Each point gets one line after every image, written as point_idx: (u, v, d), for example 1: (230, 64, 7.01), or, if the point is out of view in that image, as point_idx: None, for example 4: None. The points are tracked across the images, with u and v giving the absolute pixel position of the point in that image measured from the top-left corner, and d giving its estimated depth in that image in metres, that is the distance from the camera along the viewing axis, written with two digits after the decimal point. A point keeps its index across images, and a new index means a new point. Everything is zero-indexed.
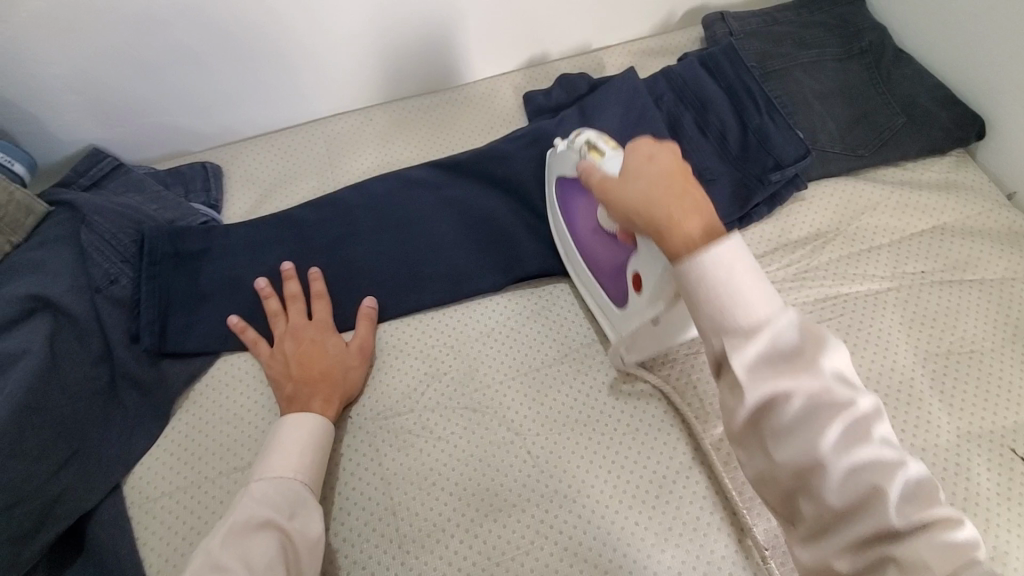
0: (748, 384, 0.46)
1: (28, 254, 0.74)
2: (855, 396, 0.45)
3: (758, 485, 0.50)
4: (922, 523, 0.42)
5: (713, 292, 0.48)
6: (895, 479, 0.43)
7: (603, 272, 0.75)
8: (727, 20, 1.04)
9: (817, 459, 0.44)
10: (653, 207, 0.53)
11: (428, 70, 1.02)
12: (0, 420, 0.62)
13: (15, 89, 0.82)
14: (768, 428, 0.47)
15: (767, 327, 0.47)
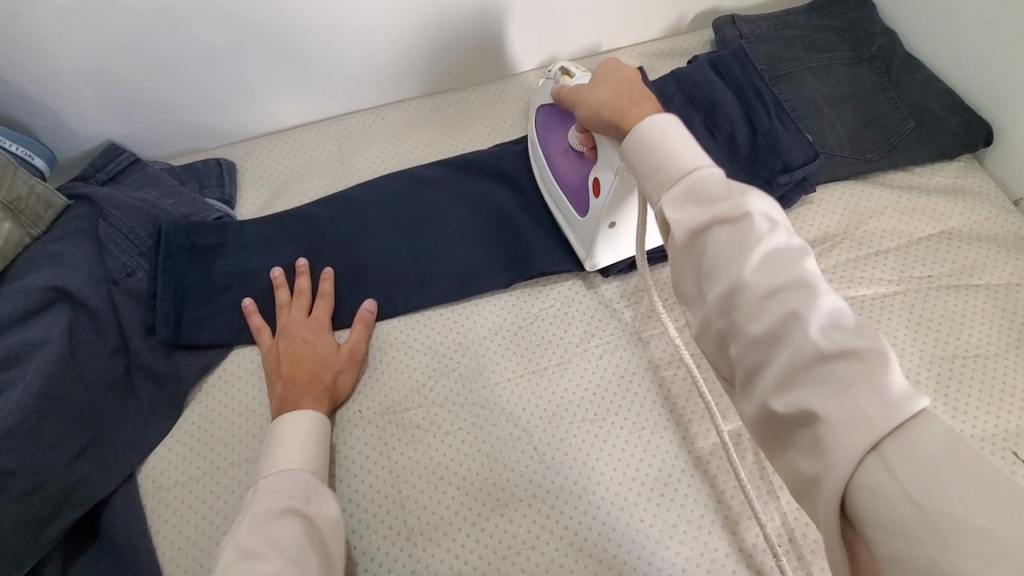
0: (676, 218, 0.49)
1: (48, 247, 0.75)
2: (773, 232, 0.46)
3: (704, 344, 0.50)
4: (850, 358, 0.40)
5: (649, 151, 0.53)
6: (821, 311, 0.42)
7: (569, 189, 0.81)
8: (738, 23, 1.05)
9: (738, 283, 0.45)
10: (611, 97, 0.63)
11: (439, 69, 1.03)
12: (21, 408, 0.64)
13: (36, 85, 0.84)
14: (700, 268, 0.48)
15: (693, 171, 0.50)
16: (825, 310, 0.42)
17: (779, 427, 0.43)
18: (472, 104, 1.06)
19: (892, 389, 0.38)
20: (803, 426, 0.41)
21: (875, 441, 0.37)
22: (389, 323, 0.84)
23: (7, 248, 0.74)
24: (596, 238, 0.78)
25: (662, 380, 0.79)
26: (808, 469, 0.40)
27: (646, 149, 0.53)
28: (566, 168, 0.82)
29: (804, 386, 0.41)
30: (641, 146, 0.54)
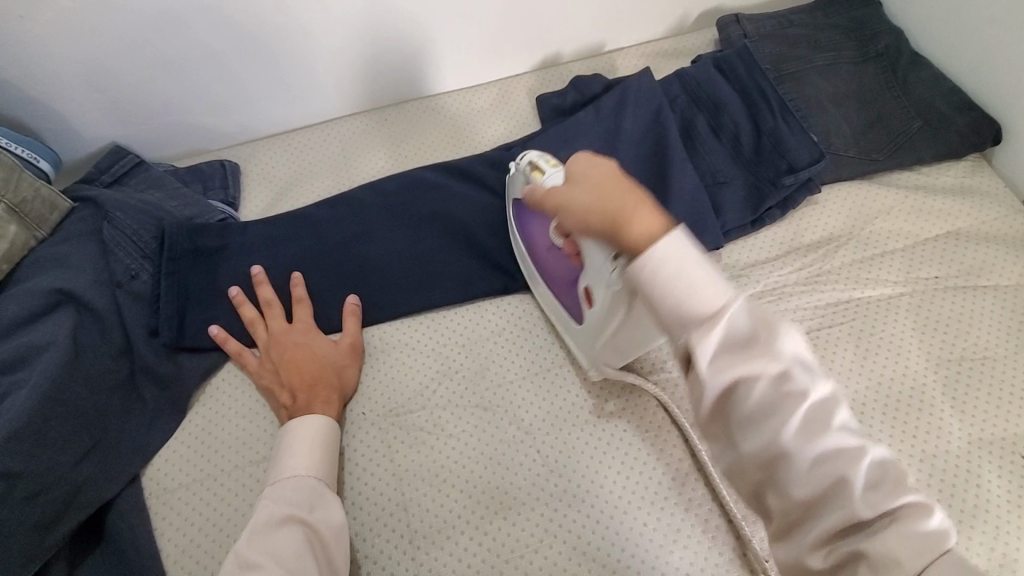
0: (711, 378, 0.44)
1: (53, 249, 0.76)
2: (811, 382, 0.44)
3: (727, 477, 0.49)
4: (891, 515, 0.41)
5: (668, 288, 0.46)
6: (860, 467, 0.42)
7: (565, 289, 0.75)
8: (742, 22, 1.04)
9: (782, 450, 0.43)
10: (603, 204, 0.54)
11: (442, 70, 1.03)
12: (26, 411, 0.64)
13: (40, 88, 0.85)
14: (733, 418, 0.45)
15: (721, 317, 0.45)
16: (862, 461, 0.43)
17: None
18: (475, 105, 1.05)
19: (932, 543, 0.40)
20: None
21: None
22: (392, 325, 0.84)
23: (12, 251, 0.74)
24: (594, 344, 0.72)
25: (667, 382, 0.78)
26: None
27: (666, 288, 0.46)
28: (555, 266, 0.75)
29: (851, 546, 0.42)
30: (661, 288, 0.46)
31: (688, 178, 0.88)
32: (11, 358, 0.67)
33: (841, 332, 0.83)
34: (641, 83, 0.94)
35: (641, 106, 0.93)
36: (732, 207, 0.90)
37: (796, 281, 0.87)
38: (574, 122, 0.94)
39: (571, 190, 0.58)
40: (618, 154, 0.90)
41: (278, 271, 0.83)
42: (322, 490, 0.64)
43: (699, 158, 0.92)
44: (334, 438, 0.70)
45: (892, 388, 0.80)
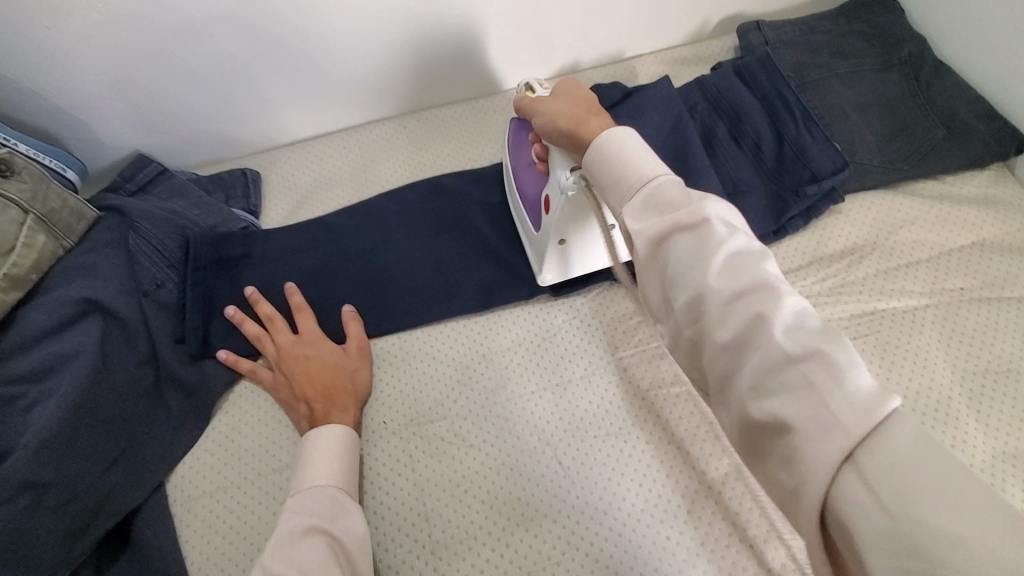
0: (639, 230, 0.50)
1: (80, 258, 0.76)
2: (730, 237, 0.47)
3: (676, 354, 0.51)
4: (815, 357, 0.41)
5: (608, 162, 0.55)
6: (779, 309, 0.43)
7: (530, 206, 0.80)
8: (763, 29, 1.04)
9: (704, 290, 0.46)
10: (567, 112, 0.64)
11: (462, 77, 1.03)
12: (57, 419, 0.65)
13: (67, 98, 0.86)
14: (665, 276, 0.49)
15: (650, 180, 0.51)
16: (785, 310, 0.44)
17: (756, 433, 0.43)
18: (492, 113, 1.06)
19: (862, 395, 0.38)
20: (777, 435, 0.41)
21: (850, 457, 0.37)
22: (413, 334, 0.84)
23: (41, 260, 0.73)
24: (551, 251, 0.78)
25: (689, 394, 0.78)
26: (790, 477, 0.40)
27: (606, 160, 0.55)
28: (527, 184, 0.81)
29: (773, 389, 0.42)
30: (604, 157, 0.55)
31: (710, 186, 0.87)
32: (40, 366, 0.68)
33: (865, 344, 0.82)
34: (661, 91, 0.94)
35: (662, 112, 0.92)
36: (754, 217, 0.89)
37: (819, 292, 0.86)
38: None
39: (550, 102, 0.68)
40: None
41: (300, 280, 0.83)
42: (346, 502, 0.63)
43: (721, 167, 0.92)
44: (354, 448, 0.70)
45: (917, 401, 0.79)
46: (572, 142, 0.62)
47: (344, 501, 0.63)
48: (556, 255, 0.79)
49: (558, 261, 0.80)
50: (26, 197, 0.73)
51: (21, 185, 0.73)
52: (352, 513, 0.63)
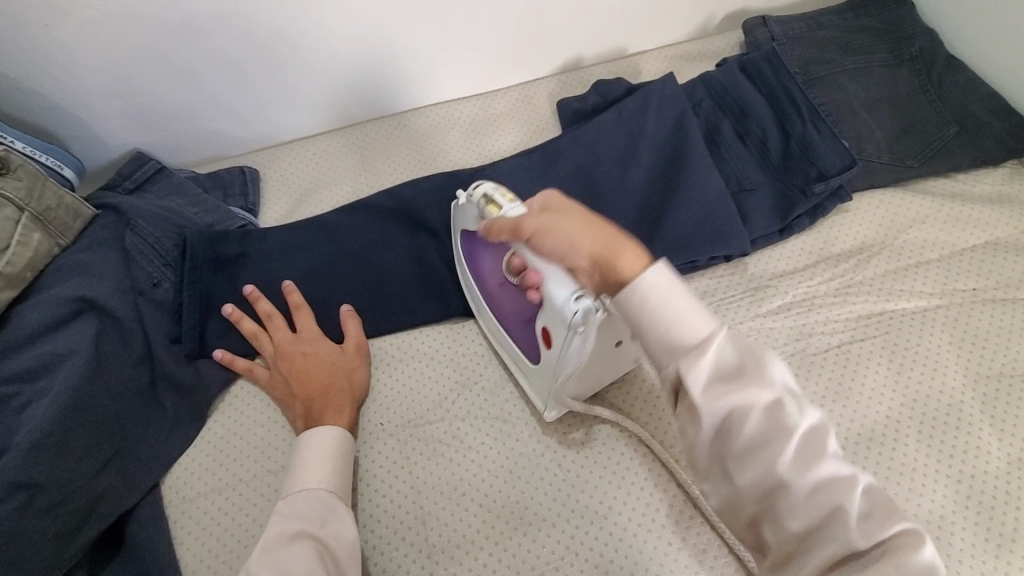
0: (704, 406, 0.45)
1: (76, 257, 0.75)
2: (802, 413, 0.45)
3: (723, 512, 0.49)
4: (881, 540, 0.42)
5: (654, 317, 0.47)
6: (853, 494, 0.43)
7: (527, 328, 0.71)
8: (769, 24, 1.02)
9: (778, 482, 0.44)
10: (577, 245, 0.54)
11: (463, 75, 1.02)
12: (50, 419, 0.64)
13: (64, 96, 0.85)
14: (724, 451, 0.46)
15: (708, 345, 0.46)
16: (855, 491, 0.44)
17: None
18: (493, 110, 1.04)
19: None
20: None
21: None
22: (411, 334, 0.83)
23: (36, 258, 0.72)
24: (555, 387, 0.69)
25: None
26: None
27: (651, 315, 0.47)
28: (514, 305, 0.72)
29: None
30: (634, 307, 0.48)
31: (714, 184, 0.85)
32: (33, 366, 0.67)
33: (873, 346, 0.80)
34: (665, 87, 0.92)
35: (666, 109, 0.91)
36: (760, 215, 0.87)
37: (827, 292, 0.84)
38: (597, 126, 0.92)
39: (543, 228, 0.56)
40: (640, 160, 0.89)
41: (297, 279, 0.82)
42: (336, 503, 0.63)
43: (726, 164, 0.90)
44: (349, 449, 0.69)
45: (927, 404, 0.77)
46: (600, 277, 0.52)
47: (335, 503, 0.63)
48: (566, 391, 0.70)
49: (568, 397, 0.71)
50: (23, 195, 0.72)
51: (17, 183, 0.72)
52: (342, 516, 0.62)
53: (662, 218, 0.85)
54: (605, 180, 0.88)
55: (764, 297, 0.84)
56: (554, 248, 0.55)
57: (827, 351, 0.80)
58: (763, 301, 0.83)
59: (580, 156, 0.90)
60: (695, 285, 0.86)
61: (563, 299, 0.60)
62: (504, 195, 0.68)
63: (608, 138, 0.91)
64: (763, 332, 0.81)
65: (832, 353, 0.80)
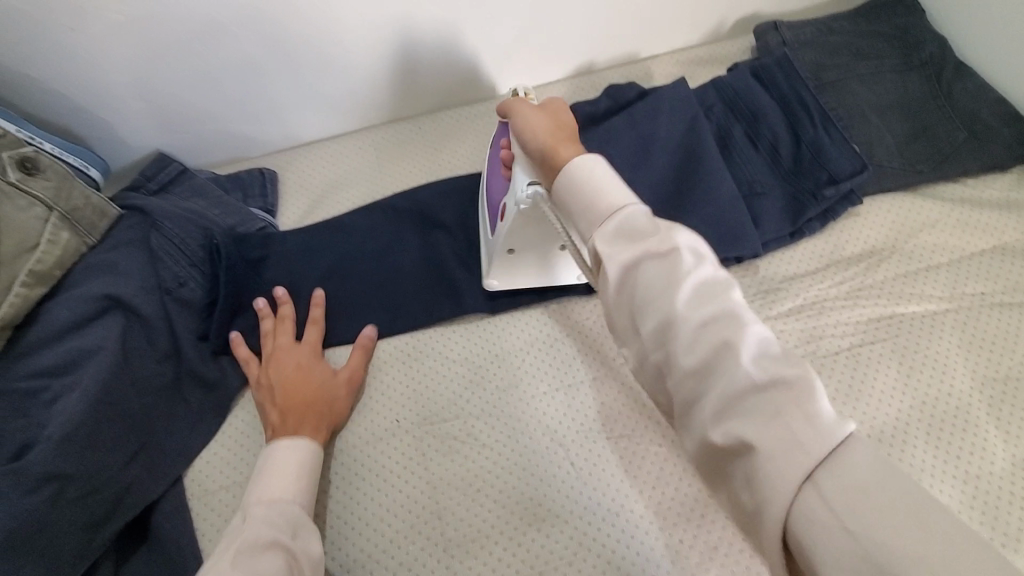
0: (610, 254, 0.49)
1: (103, 256, 0.77)
2: (698, 265, 0.47)
3: (642, 375, 0.50)
4: (781, 386, 0.41)
5: (583, 190, 0.53)
6: (749, 341, 0.43)
7: (492, 210, 0.80)
8: (781, 29, 1.03)
9: (672, 319, 0.45)
10: (538, 137, 0.64)
11: (477, 79, 1.04)
12: (79, 412, 0.66)
13: (89, 97, 0.87)
14: (632, 301, 0.48)
15: (620, 209, 0.51)
16: (750, 336, 0.44)
17: (722, 464, 0.43)
18: None
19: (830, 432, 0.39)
20: (740, 461, 0.41)
21: (810, 475, 0.38)
22: (426, 333, 0.84)
23: (64, 257, 0.74)
24: (499, 256, 0.79)
25: None
26: (753, 500, 0.40)
27: (577, 187, 0.54)
28: (494, 187, 0.81)
29: (741, 425, 0.41)
30: (574, 185, 0.54)
31: (726, 188, 0.87)
32: (63, 361, 0.69)
33: (882, 349, 0.81)
34: (677, 92, 0.93)
35: (678, 113, 0.92)
36: (771, 218, 0.88)
37: (837, 295, 0.85)
38: (609, 130, 0.93)
39: (532, 116, 0.67)
40: (652, 163, 0.90)
41: (314, 278, 0.84)
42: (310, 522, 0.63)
43: (737, 168, 0.91)
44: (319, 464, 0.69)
45: (935, 406, 0.78)
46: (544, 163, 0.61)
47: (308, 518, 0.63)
48: (508, 262, 0.80)
49: (509, 270, 0.81)
50: (51, 195, 0.73)
51: (46, 183, 0.73)
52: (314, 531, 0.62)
53: (674, 220, 0.86)
54: None
55: (775, 300, 0.85)
56: (528, 134, 0.65)
57: (837, 353, 0.81)
58: (774, 304, 0.84)
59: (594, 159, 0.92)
60: None
61: (522, 182, 0.69)
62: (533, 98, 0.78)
63: (621, 142, 0.92)
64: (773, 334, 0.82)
65: (842, 355, 0.81)
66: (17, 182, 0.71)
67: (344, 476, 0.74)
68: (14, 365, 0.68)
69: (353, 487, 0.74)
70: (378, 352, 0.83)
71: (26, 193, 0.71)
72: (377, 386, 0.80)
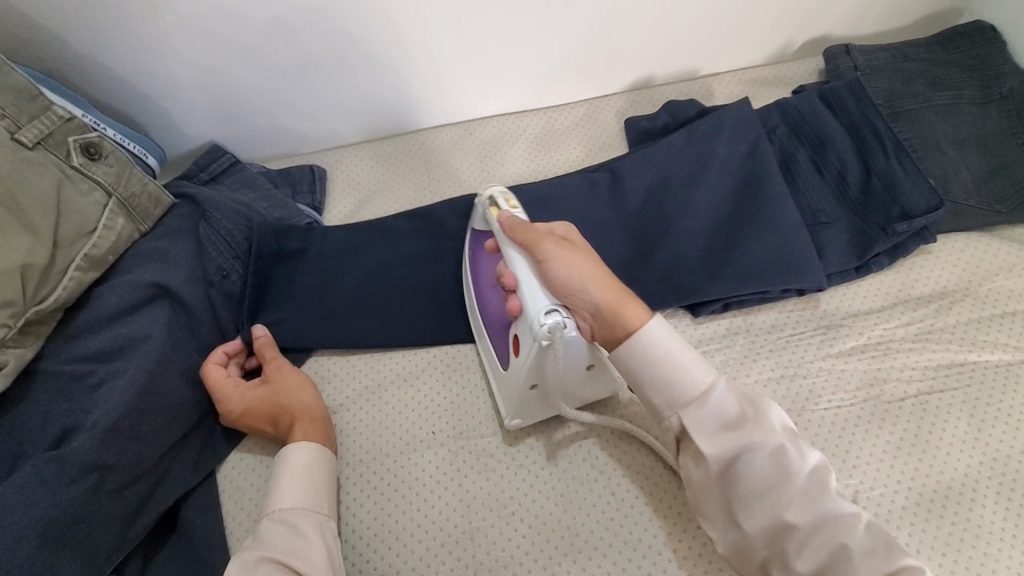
0: (714, 452, 0.58)
1: (152, 244, 0.77)
2: (797, 457, 0.57)
3: (733, 559, 0.60)
4: (887, 573, 0.52)
5: (660, 373, 0.60)
6: (853, 531, 0.54)
7: (500, 323, 0.73)
8: (852, 53, 0.99)
9: (780, 520, 0.55)
10: (591, 285, 0.62)
11: (533, 87, 1.02)
12: (124, 400, 0.65)
13: (151, 84, 0.88)
14: (732, 496, 0.58)
15: (709, 396, 0.59)
16: (824, 493, 0.56)
17: None
18: (560, 125, 1.04)
19: (902, 567, 0.52)
20: None
21: None
22: (466, 344, 0.82)
23: (118, 243, 0.73)
24: (519, 394, 0.69)
25: None
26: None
27: (659, 375, 0.61)
28: (493, 302, 0.74)
29: None
30: (647, 363, 0.61)
31: (790, 216, 0.83)
32: (109, 347, 0.69)
33: (952, 399, 0.76)
34: (740, 111, 0.90)
35: (741, 133, 0.88)
36: (835, 250, 0.84)
37: (903, 337, 0.80)
38: (667, 146, 0.90)
39: (562, 252, 0.63)
40: (710, 184, 0.86)
41: (357, 279, 0.83)
42: (307, 522, 0.61)
43: (800, 195, 0.87)
44: (314, 450, 0.67)
45: (1008, 464, 0.72)
46: (610, 330, 0.62)
47: (300, 520, 0.61)
48: (528, 402, 0.70)
49: (526, 410, 0.71)
50: (111, 181, 0.73)
51: (107, 169, 0.73)
52: (309, 531, 0.61)
53: (734, 246, 0.83)
54: (675, 202, 0.86)
55: (836, 337, 0.80)
56: (561, 278, 0.62)
57: (903, 400, 0.76)
58: (835, 341, 0.80)
59: (649, 177, 0.88)
60: (763, 317, 0.83)
61: (536, 307, 0.61)
62: (508, 201, 0.72)
63: (679, 160, 0.89)
64: (833, 374, 0.78)
65: (908, 403, 0.76)
66: (80, 167, 0.71)
67: (377, 485, 0.73)
68: (59, 349, 0.68)
69: (384, 497, 0.72)
70: (416, 361, 0.81)
71: (87, 177, 0.71)
72: (412, 395, 0.78)
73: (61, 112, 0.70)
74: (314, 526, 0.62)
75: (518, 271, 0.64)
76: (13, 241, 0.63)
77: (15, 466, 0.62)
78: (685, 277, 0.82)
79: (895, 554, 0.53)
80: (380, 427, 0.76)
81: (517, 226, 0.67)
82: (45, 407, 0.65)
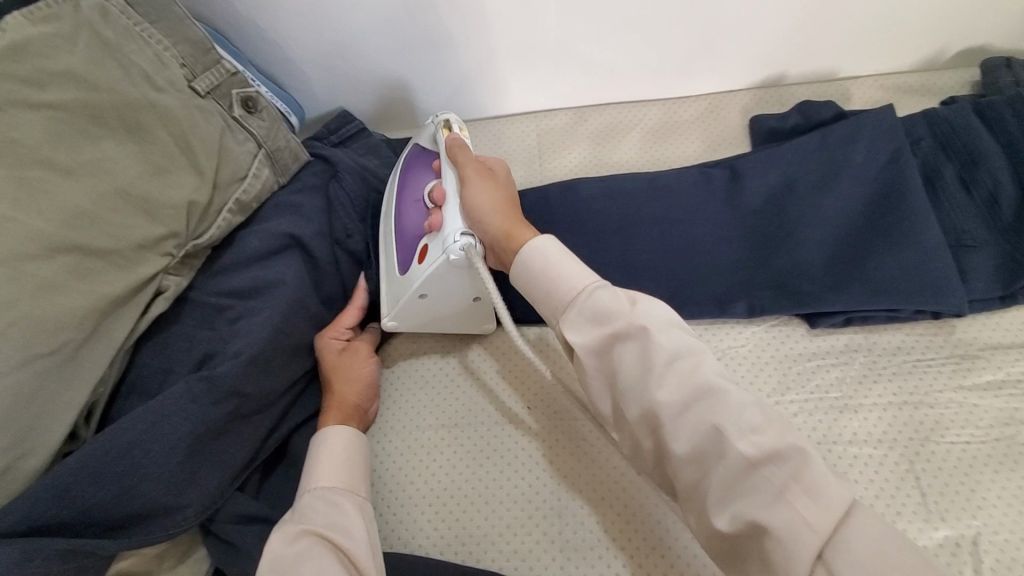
0: (585, 330, 0.56)
1: (289, 197, 0.82)
2: (669, 340, 0.52)
3: (641, 463, 0.57)
4: (774, 462, 0.47)
5: (544, 272, 0.59)
6: (723, 409, 0.49)
7: (411, 234, 0.75)
8: (1016, 67, 0.90)
9: (652, 406, 0.51)
10: (493, 217, 0.65)
11: (654, 78, 1.00)
12: (260, 338, 0.70)
13: (294, 48, 0.92)
14: (615, 382, 0.55)
15: (585, 290, 0.56)
16: (697, 377, 0.51)
17: (732, 546, 0.49)
18: (678, 117, 1.02)
19: (785, 452, 0.47)
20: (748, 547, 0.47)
21: (819, 556, 0.44)
22: None
23: (263, 192, 0.79)
24: (407, 303, 0.73)
25: (861, 457, 0.71)
26: (731, 531, 0.48)
27: (542, 273, 0.59)
28: (407, 217, 0.77)
29: (738, 506, 0.47)
30: (534, 272, 0.60)
31: (929, 233, 0.77)
32: (248, 287, 0.74)
33: None
34: (884, 116, 0.84)
35: (884, 140, 0.83)
36: (978, 275, 0.77)
37: None
38: (796, 146, 0.85)
39: (479, 183, 0.69)
40: (840, 190, 0.82)
41: None
42: (347, 501, 0.64)
43: (940, 212, 0.81)
44: (344, 448, 0.68)
45: None
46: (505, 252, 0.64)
47: (343, 500, 0.64)
48: (414, 311, 0.74)
49: (414, 317, 0.76)
50: (263, 133, 0.79)
51: (261, 123, 0.79)
52: (347, 508, 0.63)
53: (865, 259, 0.78)
54: (801, 206, 0.82)
55: (969, 369, 0.75)
56: (471, 202, 0.67)
57: None
58: (968, 374, 0.75)
59: (772, 177, 0.84)
60: (887, 338, 0.78)
61: (453, 227, 0.67)
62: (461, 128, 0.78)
63: (808, 161, 0.84)
64: (963, 409, 0.73)
65: None
66: (240, 117, 0.77)
67: (471, 452, 0.75)
68: (206, 283, 0.75)
69: (476, 464, 0.74)
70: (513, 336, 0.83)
71: (244, 128, 0.77)
72: (511, 368, 0.80)
73: (229, 66, 0.76)
74: (355, 507, 0.63)
75: (446, 189, 0.71)
76: (183, 179, 0.70)
77: (164, 382, 0.69)
78: (805, 285, 0.78)
79: (781, 435, 0.48)
80: (478, 397, 0.78)
81: (454, 150, 0.73)
82: (191, 332, 0.72)
